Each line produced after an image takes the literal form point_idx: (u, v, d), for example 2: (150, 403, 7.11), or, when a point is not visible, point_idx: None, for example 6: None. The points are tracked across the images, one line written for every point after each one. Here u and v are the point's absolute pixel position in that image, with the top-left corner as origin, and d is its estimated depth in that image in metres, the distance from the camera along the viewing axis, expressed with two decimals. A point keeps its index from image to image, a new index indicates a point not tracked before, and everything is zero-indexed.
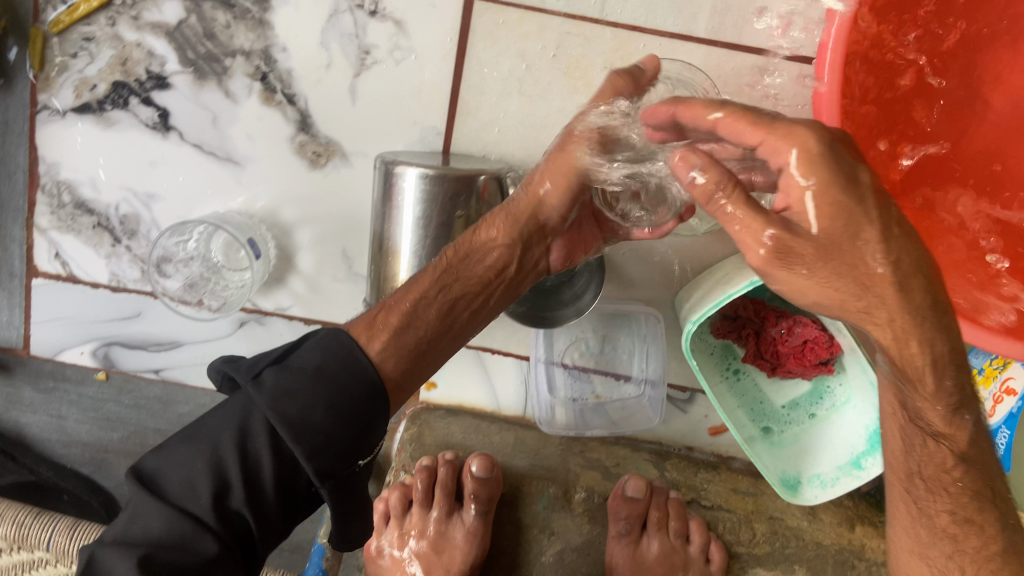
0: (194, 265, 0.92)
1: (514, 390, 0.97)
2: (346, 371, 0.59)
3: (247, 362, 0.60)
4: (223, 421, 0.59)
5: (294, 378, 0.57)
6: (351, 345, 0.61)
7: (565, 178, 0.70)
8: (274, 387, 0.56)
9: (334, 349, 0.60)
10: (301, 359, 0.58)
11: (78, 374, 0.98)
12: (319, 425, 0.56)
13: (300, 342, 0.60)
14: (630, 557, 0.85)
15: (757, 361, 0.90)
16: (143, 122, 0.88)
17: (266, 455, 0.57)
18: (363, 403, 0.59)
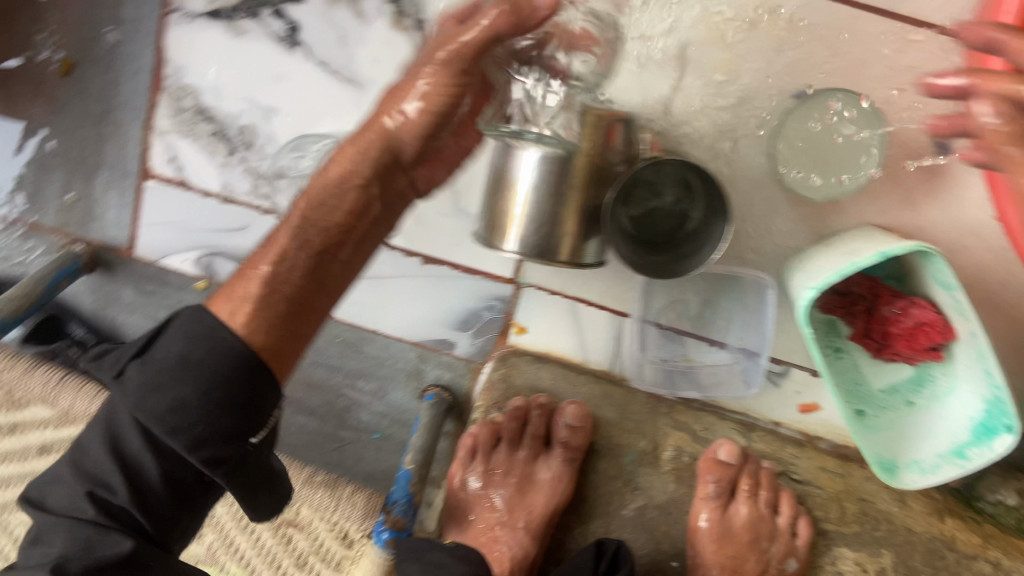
0: (307, 184, 0.92)
1: (605, 343, 0.95)
2: (208, 355, 0.58)
3: (112, 356, 0.61)
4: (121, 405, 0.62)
5: (151, 373, 0.58)
6: (209, 317, 0.60)
7: (434, 98, 0.66)
8: (138, 382, 0.58)
9: (198, 332, 0.59)
10: (161, 351, 0.59)
11: (180, 279, 0.99)
12: (192, 414, 0.57)
13: (168, 325, 0.60)
14: (717, 520, 0.85)
15: (863, 341, 0.89)
16: (270, 35, 0.89)
17: (147, 446, 0.60)
18: (246, 387, 0.59)
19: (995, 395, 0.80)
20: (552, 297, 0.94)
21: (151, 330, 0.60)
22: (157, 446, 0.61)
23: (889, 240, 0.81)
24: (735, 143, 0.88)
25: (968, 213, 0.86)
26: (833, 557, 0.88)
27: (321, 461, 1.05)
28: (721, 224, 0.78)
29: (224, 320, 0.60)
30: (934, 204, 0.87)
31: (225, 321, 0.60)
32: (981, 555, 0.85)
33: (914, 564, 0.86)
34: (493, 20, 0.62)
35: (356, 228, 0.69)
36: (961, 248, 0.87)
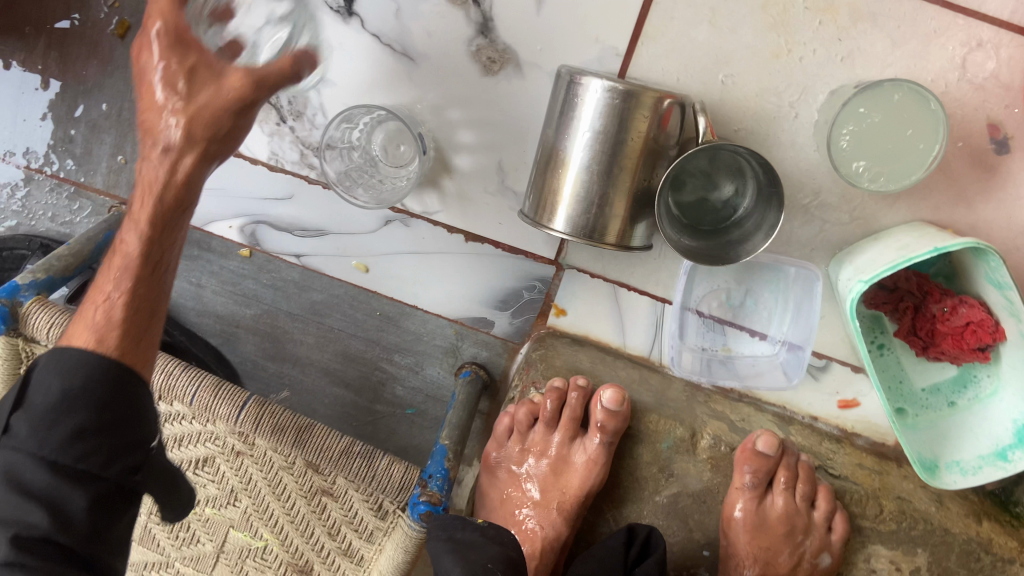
0: (355, 156, 0.92)
1: (645, 330, 0.96)
2: (89, 380, 0.57)
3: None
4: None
5: (42, 416, 0.56)
6: (70, 348, 0.59)
7: (199, 113, 0.59)
8: (29, 429, 0.56)
9: (67, 365, 0.57)
10: (41, 396, 0.57)
11: (223, 247, 1.00)
12: (91, 434, 0.56)
13: (29, 375, 0.59)
14: (752, 511, 0.83)
15: (908, 338, 0.87)
16: (327, 4, 0.88)
17: (61, 481, 0.55)
18: (125, 394, 0.59)
19: None
20: (592, 280, 0.95)
21: (16, 389, 0.58)
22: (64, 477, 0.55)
23: (942, 236, 0.79)
24: (791, 132, 0.86)
25: (1022, 214, 0.85)
26: (867, 553, 0.86)
27: (354, 433, 1.05)
28: (773, 212, 0.77)
29: (87, 346, 0.59)
30: (989, 203, 0.86)
31: (70, 345, 0.59)
32: (1017, 559, 0.84)
33: (949, 565, 0.84)
34: (159, 34, 0.57)
35: (147, 265, 0.63)
36: (1013, 249, 0.86)
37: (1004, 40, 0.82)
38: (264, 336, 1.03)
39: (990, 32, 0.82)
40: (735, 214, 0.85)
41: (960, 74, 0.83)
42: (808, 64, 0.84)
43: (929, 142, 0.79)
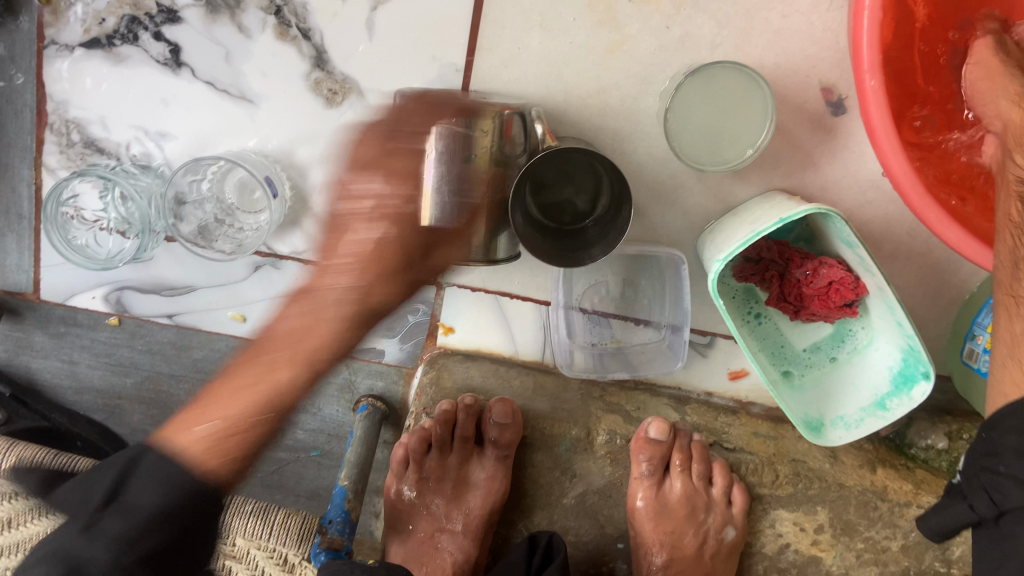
0: (209, 208, 0.90)
1: (533, 334, 0.95)
2: (189, 506, 0.68)
3: (78, 506, 0.68)
4: (72, 548, 0.65)
5: (134, 524, 0.66)
6: (174, 466, 0.69)
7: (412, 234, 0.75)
8: (114, 531, 0.66)
9: (164, 475, 0.68)
10: (139, 501, 0.67)
11: (90, 319, 0.96)
12: (168, 540, 0.67)
13: (125, 473, 0.69)
14: (653, 498, 0.87)
15: (780, 304, 0.90)
16: (154, 58, 0.86)
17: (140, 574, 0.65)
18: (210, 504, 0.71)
19: (908, 345, 0.82)
20: (474, 294, 0.94)
21: (116, 478, 0.69)
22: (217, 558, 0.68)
23: (791, 205, 0.81)
24: (637, 122, 0.88)
25: (868, 168, 0.88)
26: (772, 519, 0.89)
27: (262, 484, 1.06)
28: (625, 209, 0.77)
29: (189, 463, 0.69)
30: (834, 163, 0.88)
31: (180, 459, 0.70)
32: (914, 502, 0.86)
33: (850, 518, 0.87)
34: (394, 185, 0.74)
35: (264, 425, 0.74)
36: (864, 204, 0.89)
37: (821, 5, 0.83)
38: (150, 404, 1.03)
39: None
40: (586, 221, 0.86)
41: (788, 43, 0.84)
42: (640, 54, 0.85)
43: (759, 131, 0.82)
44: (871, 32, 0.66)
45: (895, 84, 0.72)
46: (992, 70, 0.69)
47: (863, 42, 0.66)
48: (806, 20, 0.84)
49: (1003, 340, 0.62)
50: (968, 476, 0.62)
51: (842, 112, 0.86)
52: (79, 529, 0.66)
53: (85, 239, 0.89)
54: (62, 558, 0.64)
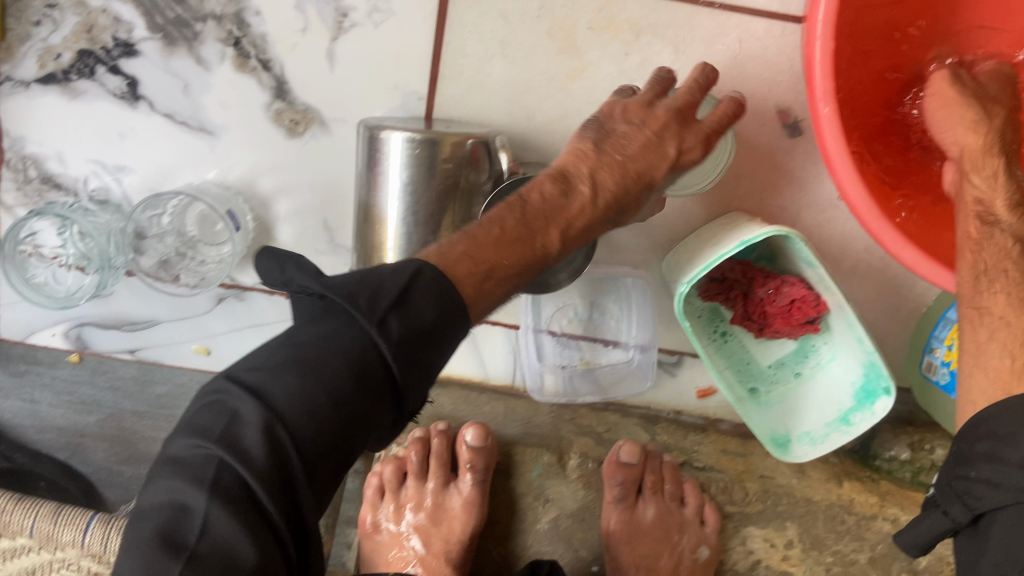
0: (170, 241, 0.88)
1: (502, 358, 0.93)
2: (450, 320, 0.55)
3: (359, 288, 0.52)
4: (336, 348, 0.51)
5: (416, 327, 0.52)
6: (454, 286, 0.55)
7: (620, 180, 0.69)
8: (400, 332, 0.52)
9: (323, 356, 0.51)
10: (418, 307, 0.53)
11: (50, 357, 0.95)
12: (352, 398, 0.51)
13: (405, 275, 0.53)
14: (626, 520, 0.88)
15: (744, 322, 0.91)
16: (110, 92, 0.85)
17: (382, 393, 0.52)
18: (425, 354, 0.54)
19: (869, 361, 0.84)
20: None
21: (399, 280, 0.53)
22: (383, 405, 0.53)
23: (753, 226, 0.82)
24: None
25: (826, 188, 0.89)
26: (743, 536, 0.91)
27: None
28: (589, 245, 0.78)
29: (345, 344, 0.51)
30: (792, 183, 0.89)
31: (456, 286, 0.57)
32: (879, 514, 0.89)
33: (818, 532, 0.89)
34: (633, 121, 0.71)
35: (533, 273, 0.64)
36: (822, 222, 0.91)
37: (777, 30, 0.83)
38: (114, 441, 1.01)
39: (763, 24, 0.83)
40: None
41: (746, 67, 0.85)
42: (600, 82, 0.86)
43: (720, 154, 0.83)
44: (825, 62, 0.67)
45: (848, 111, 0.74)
46: (947, 100, 0.72)
47: (817, 70, 0.67)
48: (765, 44, 0.84)
49: (968, 350, 0.64)
50: (944, 487, 0.62)
51: (799, 134, 0.87)
52: (371, 312, 0.51)
53: (44, 276, 0.87)
54: (344, 345, 0.51)
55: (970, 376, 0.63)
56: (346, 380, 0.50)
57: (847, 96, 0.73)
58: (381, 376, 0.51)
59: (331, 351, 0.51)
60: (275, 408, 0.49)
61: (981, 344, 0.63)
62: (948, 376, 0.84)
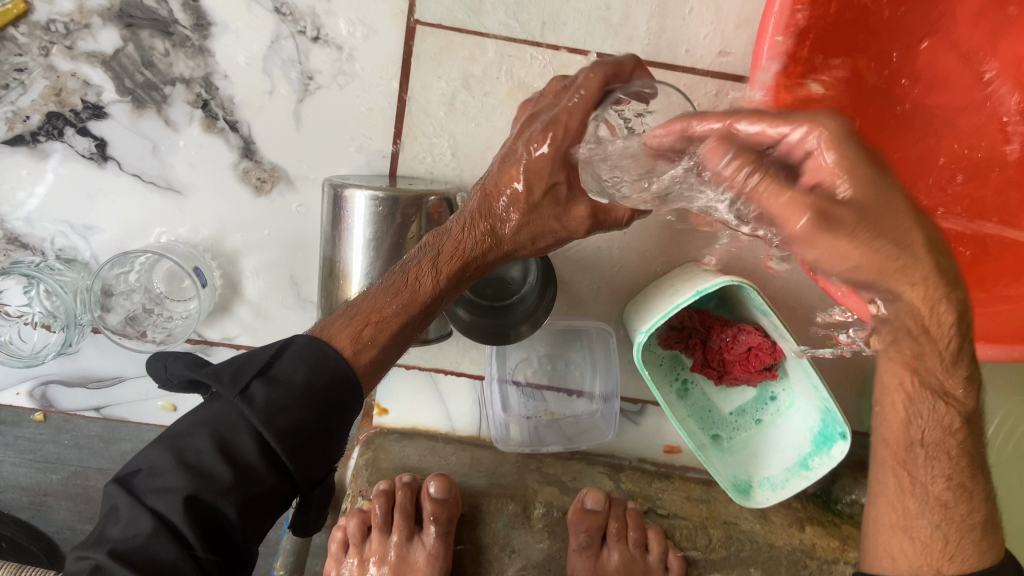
0: (137, 298, 0.90)
1: (468, 411, 0.95)
2: (332, 384, 0.61)
3: (227, 370, 0.60)
4: (204, 433, 0.57)
5: (283, 394, 0.58)
6: (329, 347, 0.62)
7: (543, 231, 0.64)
8: (265, 401, 0.57)
9: (212, 437, 0.57)
10: (285, 373, 0.59)
11: (15, 415, 0.94)
12: (306, 433, 0.58)
13: (281, 350, 0.61)
14: (592, 569, 0.88)
15: (705, 370, 0.92)
16: (78, 153, 0.86)
17: (260, 465, 0.56)
18: (342, 412, 0.61)
19: (825, 407, 0.86)
20: (407, 371, 0.93)
21: (268, 354, 0.60)
22: (275, 465, 0.58)
23: (708, 276, 0.84)
24: None
25: None
26: None
27: None
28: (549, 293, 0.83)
29: (248, 422, 0.57)
30: (747, 235, 0.92)
31: (332, 343, 0.63)
32: (841, 558, 0.88)
33: None
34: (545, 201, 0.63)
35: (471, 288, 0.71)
36: (776, 272, 0.93)
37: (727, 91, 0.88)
38: (78, 499, 1.00)
39: (712, 84, 0.87)
40: (519, 301, 0.87)
41: None
42: None
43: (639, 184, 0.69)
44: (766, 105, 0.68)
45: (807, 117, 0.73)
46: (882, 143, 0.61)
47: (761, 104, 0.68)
48: (718, 103, 0.87)
49: (880, 510, 0.64)
50: None
51: None
52: (235, 385, 0.58)
53: (9, 334, 0.89)
54: (213, 424, 0.57)
55: (922, 557, 0.62)
56: (218, 461, 0.55)
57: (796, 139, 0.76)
58: (252, 452, 0.56)
59: (198, 434, 0.57)
60: (151, 501, 0.55)
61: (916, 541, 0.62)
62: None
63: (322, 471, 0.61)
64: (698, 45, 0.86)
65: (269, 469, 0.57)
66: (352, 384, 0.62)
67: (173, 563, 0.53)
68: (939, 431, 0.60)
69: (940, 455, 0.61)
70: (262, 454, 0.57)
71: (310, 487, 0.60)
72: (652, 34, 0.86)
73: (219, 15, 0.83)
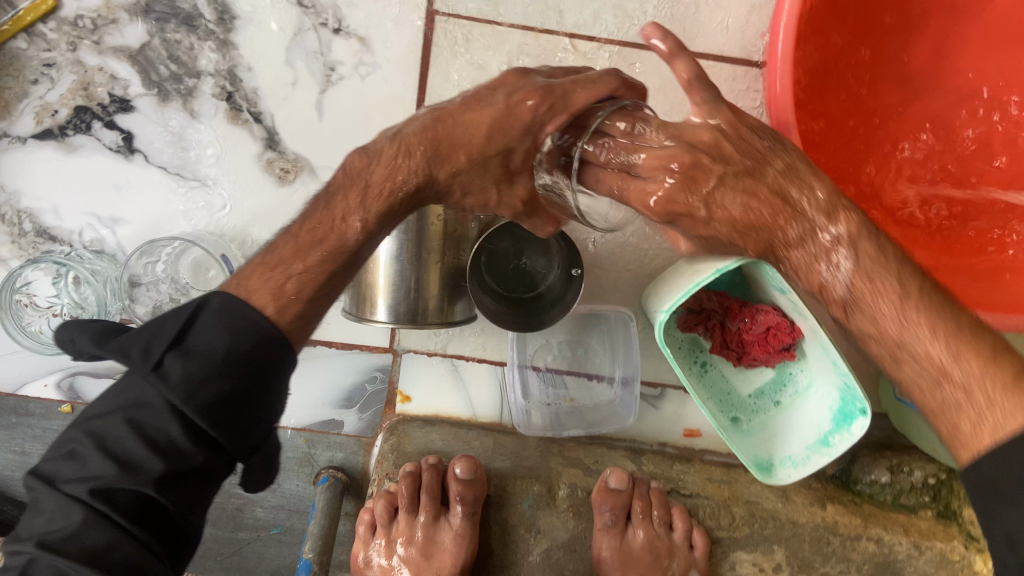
0: (163, 288, 0.91)
1: (490, 396, 0.96)
2: (256, 348, 0.55)
3: (138, 344, 0.55)
4: (122, 412, 0.54)
5: (203, 365, 0.53)
6: (247, 309, 0.56)
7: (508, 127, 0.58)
8: (182, 376, 0.53)
9: (136, 417, 0.53)
10: (203, 343, 0.54)
11: (42, 408, 0.95)
12: (232, 404, 0.54)
13: (194, 315, 0.56)
14: (618, 548, 0.89)
15: (723, 351, 0.94)
16: (107, 145, 0.88)
17: (184, 439, 0.53)
18: (271, 372, 0.57)
19: (845, 385, 0.85)
20: (429, 358, 0.95)
21: (180, 323, 0.55)
22: (204, 437, 0.54)
23: None
24: None
25: None
26: (732, 562, 0.91)
27: (221, 566, 1.06)
28: (575, 278, 0.82)
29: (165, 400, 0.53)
30: None
31: (253, 304, 0.57)
32: (863, 534, 0.89)
33: (806, 555, 0.89)
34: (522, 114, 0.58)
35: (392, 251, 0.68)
36: None
37: (741, 76, 0.89)
38: None
39: (727, 70, 0.89)
40: (545, 283, 0.87)
41: None
42: None
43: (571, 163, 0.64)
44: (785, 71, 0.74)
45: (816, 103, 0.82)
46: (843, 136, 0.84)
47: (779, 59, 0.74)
48: (733, 87, 0.89)
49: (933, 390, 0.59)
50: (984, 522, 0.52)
51: None
52: (148, 361, 0.53)
53: (38, 325, 0.89)
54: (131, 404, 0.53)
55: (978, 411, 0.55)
56: (137, 442, 0.52)
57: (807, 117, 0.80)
58: (175, 429, 0.52)
59: (119, 415, 0.54)
60: (71, 488, 0.52)
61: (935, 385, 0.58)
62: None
63: (257, 431, 0.56)
64: (714, 32, 0.88)
65: (195, 442, 0.53)
66: (276, 342, 0.57)
67: (105, 546, 0.50)
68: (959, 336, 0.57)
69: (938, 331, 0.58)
70: (184, 431, 0.53)
71: (247, 451, 0.57)
72: (667, 19, 0.87)
73: (243, 9, 0.85)
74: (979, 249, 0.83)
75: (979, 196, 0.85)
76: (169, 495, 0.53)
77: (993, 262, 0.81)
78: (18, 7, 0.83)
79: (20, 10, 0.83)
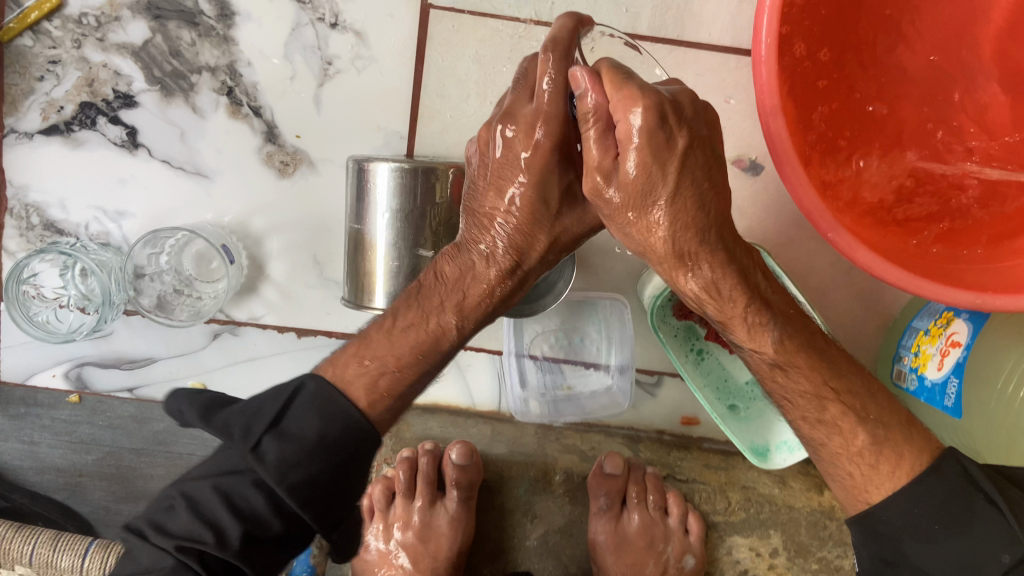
0: (167, 280, 0.94)
1: (488, 385, 0.96)
2: (346, 434, 0.60)
3: (238, 423, 0.60)
4: (216, 481, 0.61)
5: (294, 449, 0.57)
6: (336, 396, 0.61)
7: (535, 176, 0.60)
8: (276, 458, 0.57)
9: (229, 487, 0.60)
10: (296, 425, 0.59)
11: (51, 398, 0.98)
12: (321, 487, 0.58)
13: (291, 399, 0.60)
14: (613, 532, 0.90)
15: (719, 339, 0.94)
16: (111, 140, 0.90)
17: (265, 510, 0.59)
18: (356, 455, 0.61)
19: None
20: None
21: (278, 404, 0.60)
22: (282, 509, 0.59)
23: None
24: None
25: (787, 208, 0.94)
26: (728, 546, 0.92)
27: None
28: (565, 271, 0.83)
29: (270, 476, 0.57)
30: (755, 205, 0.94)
31: (345, 394, 0.62)
32: None
33: (802, 539, 0.90)
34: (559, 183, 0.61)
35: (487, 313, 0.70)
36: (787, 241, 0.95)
37: (731, 64, 0.90)
38: (111, 480, 1.03)
39: (717, 58, 0.90)
40: (540, 292, 0.84)
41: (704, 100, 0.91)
42: None
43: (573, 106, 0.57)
44: (769, 50, 0.69)
45: (798, 98, 0.75)
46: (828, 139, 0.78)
47: (763, 35, 0.69)
48: (723, 76, 0.91)
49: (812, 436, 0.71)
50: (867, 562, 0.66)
51: (759, 169, 0.93)
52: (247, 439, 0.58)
53: (46, 315, 0.91)
54: (222, 480, 0.60)
55: (864, 478, 0.67)
56: (224, 513, 0.58)
57: (789, 92, 0.74)
58: (260, 503, 0.59)
59: (211, 484, 0.60)
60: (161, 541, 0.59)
61: (808, 419, 0.69)
62: (953, 395, 0.80)
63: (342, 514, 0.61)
64: (703, 19, 0.89)
65: (277, 513, 0.59)
66: (369, 433, 0.61)
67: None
68: (815, 382, 0.67)
69: (826, 398, 0.68)
70: (267, 503, 0.59)
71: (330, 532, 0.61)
72: (658, 8, 0.89)
73: (242, 5, 0.87)
74: (991, 238, 0.74)
75: (942, 185, 0.78)
76: (250, 564, 0.59)
77: (984, 257, 0.73)
78: (24, 4, 0.85)
79: (26, 8, 0.85)
